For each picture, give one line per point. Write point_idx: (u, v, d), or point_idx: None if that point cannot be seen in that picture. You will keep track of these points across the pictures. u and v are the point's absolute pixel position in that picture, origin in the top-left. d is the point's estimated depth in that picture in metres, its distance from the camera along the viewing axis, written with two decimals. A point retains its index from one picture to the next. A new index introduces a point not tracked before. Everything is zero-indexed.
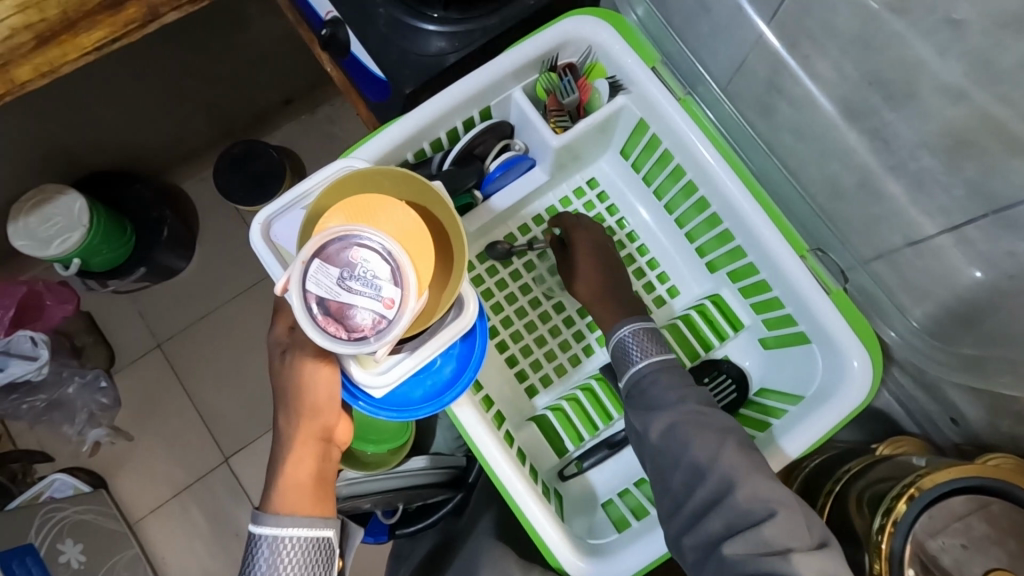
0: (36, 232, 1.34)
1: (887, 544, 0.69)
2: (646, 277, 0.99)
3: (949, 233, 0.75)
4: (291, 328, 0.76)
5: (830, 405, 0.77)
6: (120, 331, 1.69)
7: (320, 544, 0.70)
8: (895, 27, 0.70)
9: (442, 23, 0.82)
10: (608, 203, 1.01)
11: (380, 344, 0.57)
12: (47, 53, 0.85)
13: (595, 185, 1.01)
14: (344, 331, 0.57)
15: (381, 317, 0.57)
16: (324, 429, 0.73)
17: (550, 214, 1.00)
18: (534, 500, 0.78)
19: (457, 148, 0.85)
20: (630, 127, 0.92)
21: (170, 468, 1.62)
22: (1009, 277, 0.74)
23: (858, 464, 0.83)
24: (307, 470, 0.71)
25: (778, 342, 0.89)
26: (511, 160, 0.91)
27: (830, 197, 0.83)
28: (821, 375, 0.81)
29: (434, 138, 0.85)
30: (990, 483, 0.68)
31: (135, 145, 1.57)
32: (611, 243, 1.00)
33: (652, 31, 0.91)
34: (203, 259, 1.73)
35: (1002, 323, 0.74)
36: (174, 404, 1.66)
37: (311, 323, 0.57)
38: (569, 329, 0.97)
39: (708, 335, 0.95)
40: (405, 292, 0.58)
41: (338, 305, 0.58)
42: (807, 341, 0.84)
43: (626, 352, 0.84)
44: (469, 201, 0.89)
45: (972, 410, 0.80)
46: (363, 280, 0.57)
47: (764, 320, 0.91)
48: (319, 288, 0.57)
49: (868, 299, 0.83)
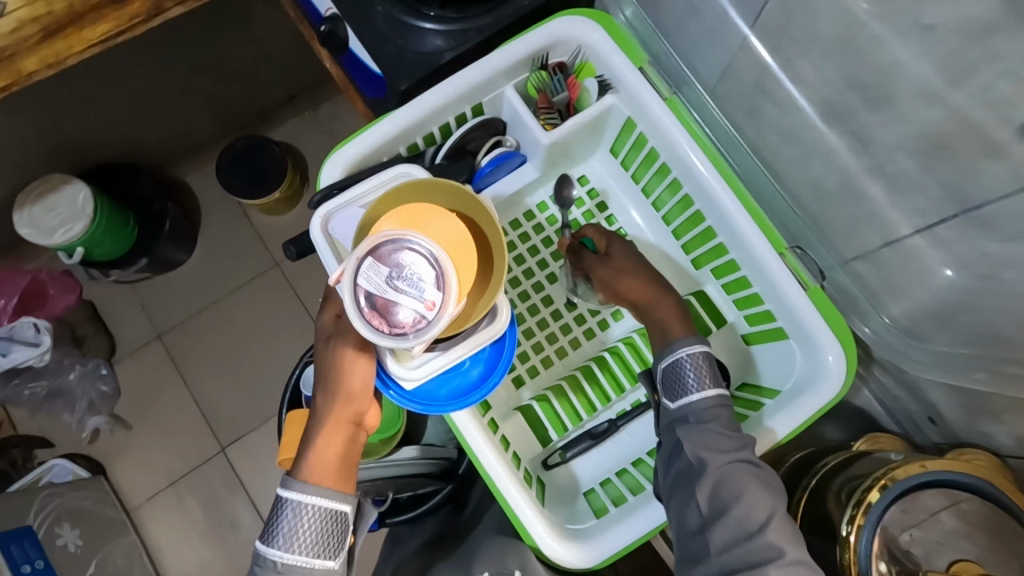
0: (40, 222, 1.37)
1: (856, 538, 0.70)
2: None
3: (922, 233, 0.77)
4: (338, 317, 0.78)
5: (805, 399, 0.80)
6: (122, 321, 1.72)
7: (337, 517, 0.73)
8: (875, 31, 0.71)
9: (438, 21, 0.84)
10: (598, 200, 1.03)
11: (418, 343, 0.58)
12: (53, 44, 0.86)
13: (585, 182, 1.03)
14: (386, 326, 0.59)
15: (422, 318, 0.59)
16: (357, 411, 0.75)
17: (540, 210, 1.02)
18: (516, 485, 0.79)
19: (449, 143, 0.87)
20: (619, 125, 0.94)
21: (168, 457, 1.64)
22: (980, 277, 0.75)
23: (835, 460, 0.85)
24: (338, 446, 0.74)
25: (759, 338, 0.91)
26: (501, 156, 0.92)
27: (815, 198, 0.85)
28: (799, 369, 0.84)
29: (426, 132, 0.87)
30: (963, 480, 0.70)
31: (140, 138, 1.60)
32: None
33: (642, 32, 0.95)
34: (205, 251, 1.75)
35: (976, 321, 0.75)
36: (174, 394, 1.68)
37: (358, 315, 0.59)
38: (555, 322, 0.99)
39: None
40: (449, 297, 0.59)
41: (384, 302, 0.59)
42: (785, 336, 0.86)
43: (678, 374, 0.77)
44: None
45: (950, 411, 0.81)
46: (410, 280, 0.59)
47: (747, 316, 0.93)
48: (369, 282, 0.59)
49: (846, 297, 0.87)
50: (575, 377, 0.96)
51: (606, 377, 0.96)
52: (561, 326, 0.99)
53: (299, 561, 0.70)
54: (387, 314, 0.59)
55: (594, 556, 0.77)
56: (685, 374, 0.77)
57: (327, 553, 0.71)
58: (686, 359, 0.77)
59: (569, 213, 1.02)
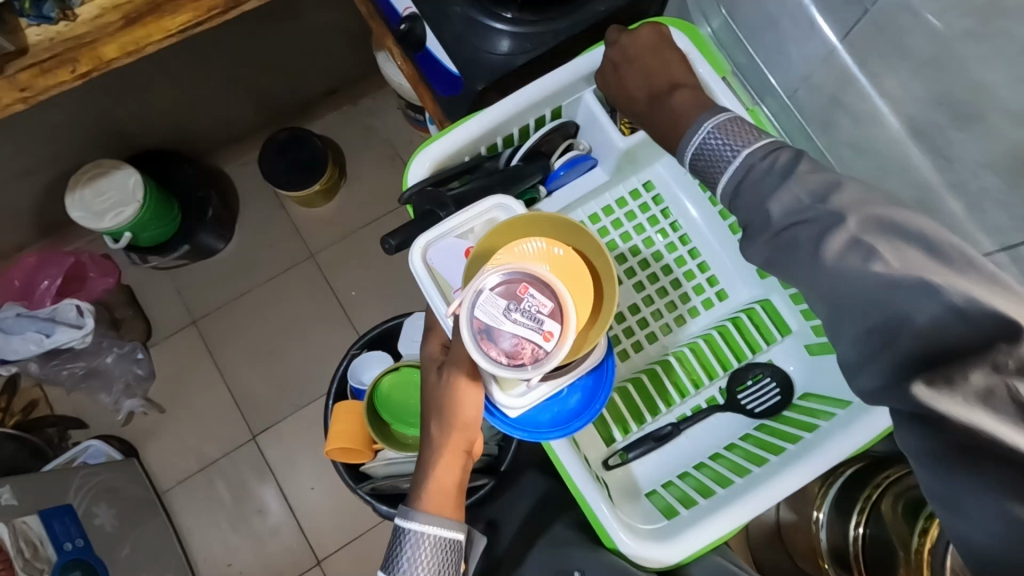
0: (90, 205, 1.39)
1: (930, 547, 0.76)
2: (696, 279, 1.00)
3: (1004, 251, 0.76)
4: (444, 346, 0.82)
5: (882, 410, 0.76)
6: (158, 306, 1.74)
7: (453, 547, 0.73)
8: (966, 53, 0.70)
9: (514, 23, 0.85)
10: (663, 206, 1.02)
11: (536, 372, 0.65)
12: (133, 33, 0.89)
13: (650, 188, 1.03)
14: (504, 356, 0.65)
15: (537, 349, 0.65)
16: (470, 441, 0.76)
17: (606, 213, 1.00)
18: (589, 479, 0.81)
19: (527, 145, 0.91)
20: None
21: (199, 441, 1.66)
22: None
23: (898, 470, 0.86)
24: (453, 477, 0.75)
25: (824, 350, 0.90)
26: (575, 158, 0.94)
27: None
28: None
29: (507, 133, 0.90)
30: None
31: (186, 126, 1.62)
32: (664, 244, 1.01)
33: (725, 38, 0.99)
34: (242, 240, 1.77)
35: None
36: (207, 380, 1.70)
37: (476, 346, 0.66)
38: (619, 325, 0.99)
39: (756, 338, 0.97)
40: (561, 328, 0.66)
41: (499, 333, 0.66)
42: None
43: (712, 164, 0.71)
44: (532, 196, 0.93)
45: None
46: (525, 314, 0.66)
47: (813, 327, 0.91)
48: (486, 315, 0.66)
49: None
50: (641, 380, 0.97)
51: (670, 381, 0.96)
52: (624, 329, 0.99)
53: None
54: (504, 345, 0.66)
55: (678, 554, 0.77)
56: (719, 149, 0.70)
57: None
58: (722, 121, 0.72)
59: (635, 217, 1.01)
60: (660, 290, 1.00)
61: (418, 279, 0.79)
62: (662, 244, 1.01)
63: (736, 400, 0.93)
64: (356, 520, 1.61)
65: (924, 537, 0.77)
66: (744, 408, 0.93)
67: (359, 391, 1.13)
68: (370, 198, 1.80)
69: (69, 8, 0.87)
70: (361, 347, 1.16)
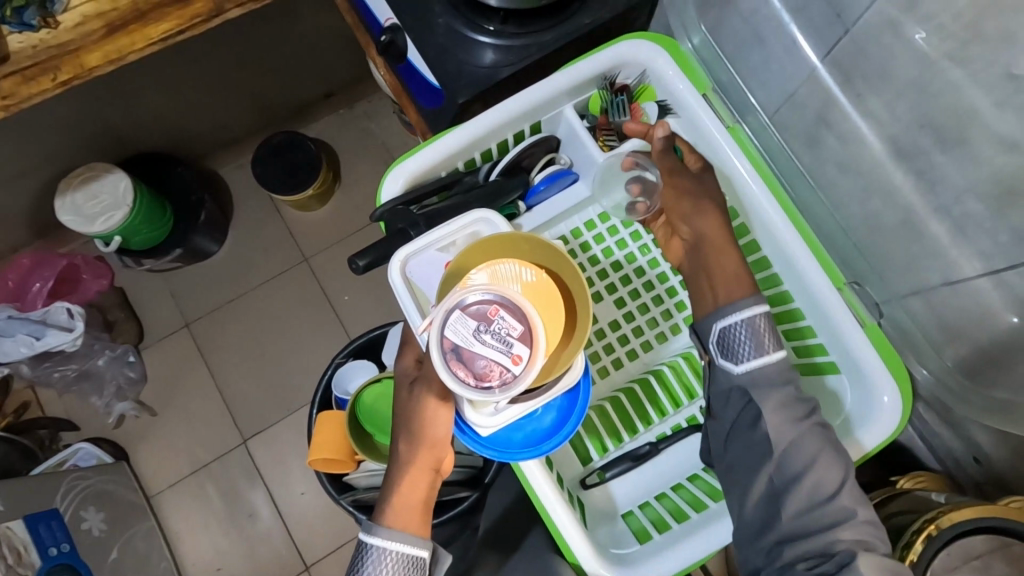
0: (81, 209, 1.39)
1: None
2: (678, 296, 0.99)
3: (988, 276, 0.74)
4: (418, 361, 0.84)
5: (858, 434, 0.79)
6: (151, 309, 1.74)
7: (416, 564, 0.76)
8: (952, 76, 0.69)
9: (496, 35, 0.84)
10: None
11: (503, 396, 0.63)
12: (116, 41, 0.88)
13: None
14: (472, 378, 0.64)
15: (506, 372, 0.64)
16: (438, 460, 0.79)
17: (588, 228, 1.00)
18: (560, 503, 0.80)
19: (505, 160, 0.89)
20: None
21: (190, 445, 1.66)
22: None
23: (879, 495, 0.84)
24: (419, 493, 0.78)
25: (805, 370, 0.90)
26: (556, 173, 0.93)
27: (871, 235, 0.85)
28: (848, 404, 0.83)
29: (486, 148, 0.89)
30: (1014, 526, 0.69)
31: (180, 129, 1.62)
32: (646, 260, 1.01)
33: (707, 57, 0.96)
34: (236, 244, 1.77)
35: None
36: (198, 383, 1.70)
37: (445, 366, 0.64)
38: (599, 342, 0.98)
39: None
40: (534, 352, 0.64)
41: (469, 354, 0.64)
42: (837, 371, 0.85)
43: (736, 348, 0.77)
44: (512, 211, 0.92)
45: (995, 451, 0.81)
46: (496, 335, 0.64)
47: (795, 346, 0.92)
48: (456, 335, 0.64)
49: (903, 336, 0.85)
50: (619, 399, 0.96)
51: (649, 399, 0.96)
52: (602, 345, 0.98)
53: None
54: (472, 366, 0.64)
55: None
56: (743, 339, 0.76)
57: None
58: (759, 320, 0.76)
59: (617, 233, 1.00)
60: (641, 306, 0.99)
61: (394, 289, 0.79)
62: (644, 260, 1.00)
63: None
64: (345, 526, 1.60)
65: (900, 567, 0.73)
66: None
67: (343, 401, 1.12)
68: (364, 202, 1.80)
69: (51, 15, 0.88)
70: (346, 356, 1.15)
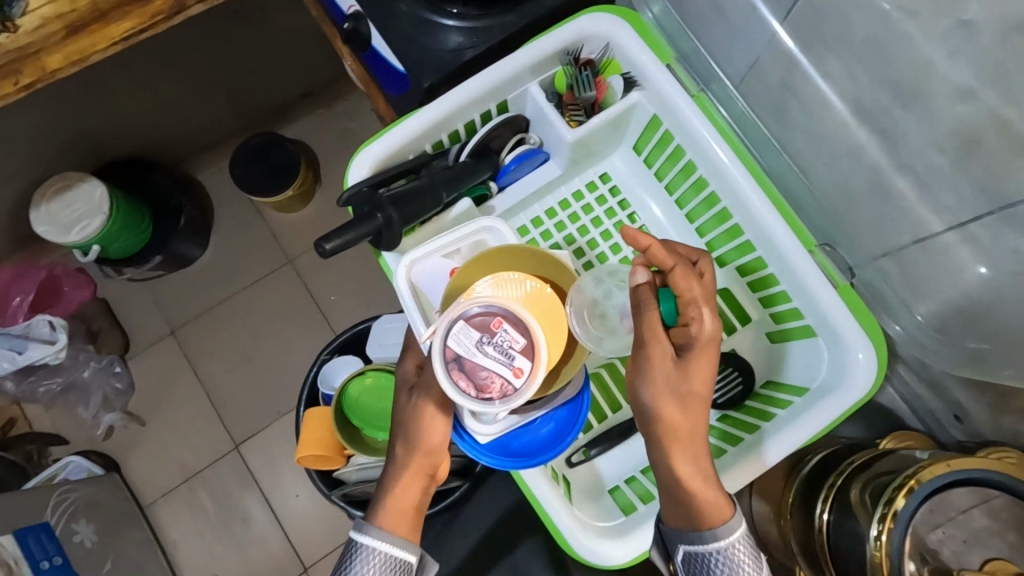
0: (57, 219, 1.38)
1: (888, 536, 0.70)
2: None
3: (955, 229, 0.76)
4: (418, 367, 0.87)
5: (830, 399, 0.80)
6: (136, 318, 1.72)
7: (402, 566, 0.78)
8: (906, 28, 0.71)
9: (460, 18, 0.84)
10: (620, 196, 1.01)
11: (504, 406, 0.70)
12: (77, 42, 0.87)
13: (607, 179, 1.01)
14: (474, 388, 0.71)
15: (507, 382, 0.71)
16: (433, 466, 0.82)
17: (562, 207, 0.99)
18: (545, 480, 0.82)
19: (474, 140, 0.89)
20: (642, 125, 0.95)
21: (182, 453, 1.65)
22: (1011, 273, 0.73)
23: (861, 457, 0.84)
24: (410, 498, 0.81)
25: (784, 337, 0.91)
26: (525, 153, 0.93)
27: (841, 199, 0.85)
28: (827, 368, 0.83)
29: (452, 129, 0.88)
30: (988, 476, 0.69)
31: (155, 135, 1.60)
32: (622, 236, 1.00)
33: (668, 29, 0.95)
34: (218, 248, 1.76)
35: (1005, 322, 0.74)
36: (188, 390, 1.69)
37: (448, 374, 0.71)
38: None
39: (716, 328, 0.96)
40: (532, 368, 0.71)
41: (472, 364, 0.71)
42: (814, 335, 0.85)
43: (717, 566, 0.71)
44: (484, 191, 0.93)
45: (975, 408, 0.82)
46: (498, 347, 0.72)
47: (773, 314, 0.92)
48: (459, 345, 0.71)
49: (875, 294, 0.86)
50: (600, 375, 0.96)
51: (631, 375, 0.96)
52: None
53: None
54: (474, 377, 0.71)
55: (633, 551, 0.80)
56: (714, 569, 0.70)
57: None
58: (738, 547, 0.70)
59: (592, 210, 1.00)
60: None
61: (399, 294, 0.84)
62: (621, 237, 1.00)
63: None
64: (343, 526, 1.60)
65: (882, 524, 0.71)
66: None
67: (331, 395, 1.11)
68: None
69: (9, 18, 0.85)
70: (331, 352, 1.14)
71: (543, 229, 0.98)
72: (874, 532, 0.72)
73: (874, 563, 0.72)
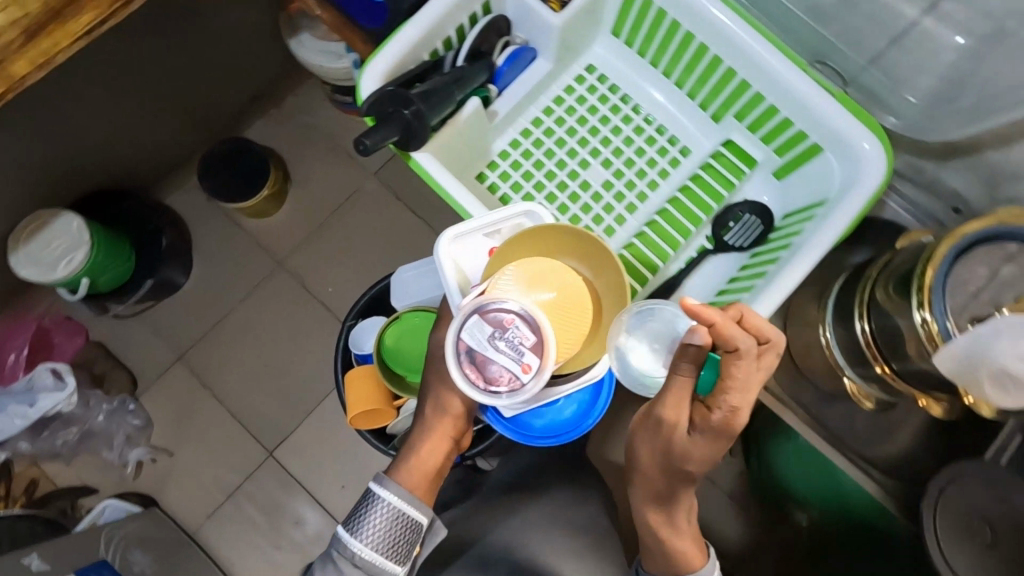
0: (38, 258, 1.34)
1: (932, 313, 0.77)
2: (658, 142, 1.14)
3: (928, 14, 0.92)
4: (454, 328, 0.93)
5: (857, 190, 0.90)
6: (136, 353, 1.68)
7: (411, 526, 0.82)
8: None
9: None
10: (609, 84, 1.16)
11: (509, 400, 0.76)
12: (38, 44, 0.85)
13: (593, 70, 1.17)
14: (483, 379, 0.78)
15: (513, 377, 0.77)
16: (457, 430, 0.90)
17: (558, 103, 1.16)
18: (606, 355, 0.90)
19: (468, 44, 1.02)
20: (619, 4, 1.08)
21: (217, 473, 1.63)
22: (986, 37, 0.89)
23: (877, 266, 0.90)
24: (428, 460, 0.88)
25: (789, 169, 1.06)
26: (515, 52, 1.09)
27: (822, 18, 1.02)
28: (839, 172, 0.96)
29: (445, 36, 1.01)
30: (994, 230, 0.78)
31: (116, 163, 1.56)
32: (619, 118, 1.16)
33: None
34: (204, 267, 1.73)
35: (987, 78, 0.91)
36: (209, 412, 1.66)
37: (462, 367, 0.78)
38: (598, 201, 1.12)
39: (727, 176, 1.11)
40: (540, 359, 0.77)
41: (482, 357, 0.78)
42: (822, 150, 0.98)
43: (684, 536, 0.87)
44: (486, 94, 1.08)
45: (971, 193, 1.01)
46: (509, 343, 0.77)
47: (776, 150, 1.07)
48: (472, 338, 0.78)
49: (867, 94, 1.05)
50: (634, 246, 1.10)
51: (660, 235, 1.11)
52: (592, 196, 1.13)
53: (371, 561, 0.79)
54: (486, 369, 0.78)
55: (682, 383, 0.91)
56: None
57: (397, 560, 0.81)
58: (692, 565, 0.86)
59: (586, 100, 1.16)
60: (627, 161, 1.14)
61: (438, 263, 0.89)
62: (618, 119, 1.15)
63: (722, 240, 1.07)
64: None
65: (923, 305, 0.78)
66: (732, 246, 1.06)
67: (365, 356, 1.11)
68: (323, 192, 1.77)
69: None
70: (355, 316, 1.16)
71: (547, 125, 1.16)
72: (919, 317, 0.78)
73: (927, 341, 0.78)
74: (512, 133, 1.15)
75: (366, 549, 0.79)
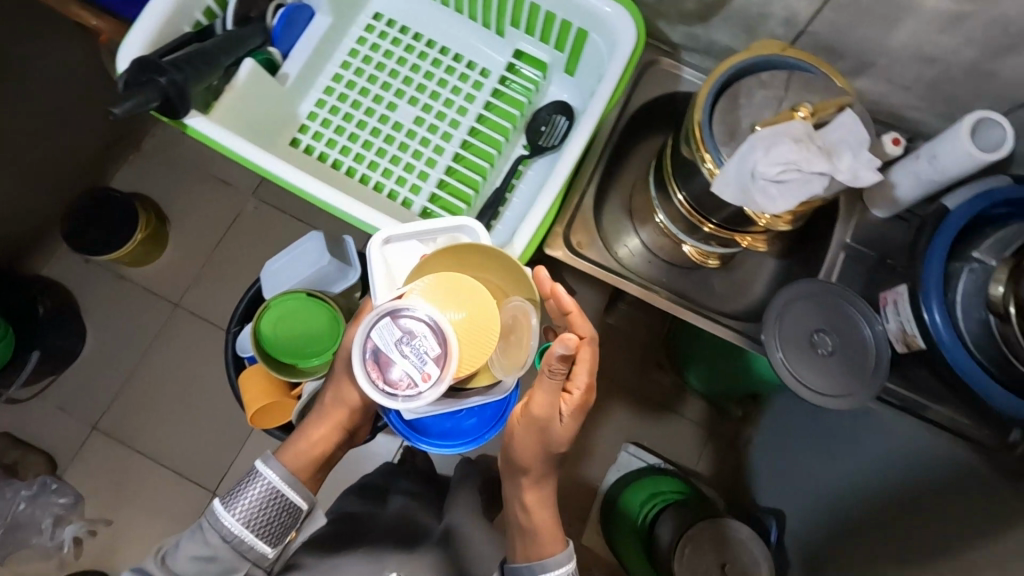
0: None
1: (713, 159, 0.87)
2: (458, 71, 1.33)
3: None
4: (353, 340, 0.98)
5: (620, 50, 1.07)
6: (49, 433, 1.61)
7: (292, 508, 0.89)
8: None
9: None
10: (398, 26, 1.35)
11: (400, 403, 0.76)
12: None
13: (380, 18, 1.35)
14: (381, 380, 0.77)
15: (415, 383, 0.77)
16: (348, 420, 0.99)
17: (354, 56, 1.34)
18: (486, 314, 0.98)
19: (229, 10, 1.17)
20: None
21: (164, 529, 1.58)
22: None
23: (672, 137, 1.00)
24: (320, 445, 0.96)
25: (575, 63, 1.26)
26: (287, 11, 1.24)
27: None
28: (603, 45, 1.15)
29: (204, 8, 1.15)
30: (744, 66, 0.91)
31: None
32: (416, 56, 1.34)
33: None
34: (100, 329, 1.68)
35: None
36: (139, 470, 1.61)
37: (363, 366, 0.77)
38: (413, 133, 1.31)
39: (524, 87, 1.31)
40: (442, 371, 0.77)
41: (385, 358, 0.77)
42: (587, 33, 1.17)
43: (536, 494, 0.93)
44: (267, 58, 1.24)
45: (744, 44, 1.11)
46: (411, 348, 0.77)
47: (558, 50, 1.26)
48: (380, 338, 0.78)
49: None
50: (455, 169, 1.30)
51: (478, 153, 1.30)
52: (404, 134, 1.31)
53: (238, 538, 0.84)
54: (386, 372, 0.77)
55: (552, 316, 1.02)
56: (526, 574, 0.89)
57: (269, 539, 0.86)
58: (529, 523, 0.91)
59: (380, 46, 1.34)
60: (432, 94, 1.33)
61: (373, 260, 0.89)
62: (415, 57, 1.34)
63: (538, 144, 1.27)
64: None
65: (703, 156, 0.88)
66: (548, 145, 1.26)
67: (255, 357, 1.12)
68: (199, 227, 1.74)
69: None
70: (238, 322, 1.15)
71: (347, 80, 1.33)
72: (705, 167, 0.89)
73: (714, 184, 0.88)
74: (316, 96, 1.33)
75: (241, 525, 0.84)
